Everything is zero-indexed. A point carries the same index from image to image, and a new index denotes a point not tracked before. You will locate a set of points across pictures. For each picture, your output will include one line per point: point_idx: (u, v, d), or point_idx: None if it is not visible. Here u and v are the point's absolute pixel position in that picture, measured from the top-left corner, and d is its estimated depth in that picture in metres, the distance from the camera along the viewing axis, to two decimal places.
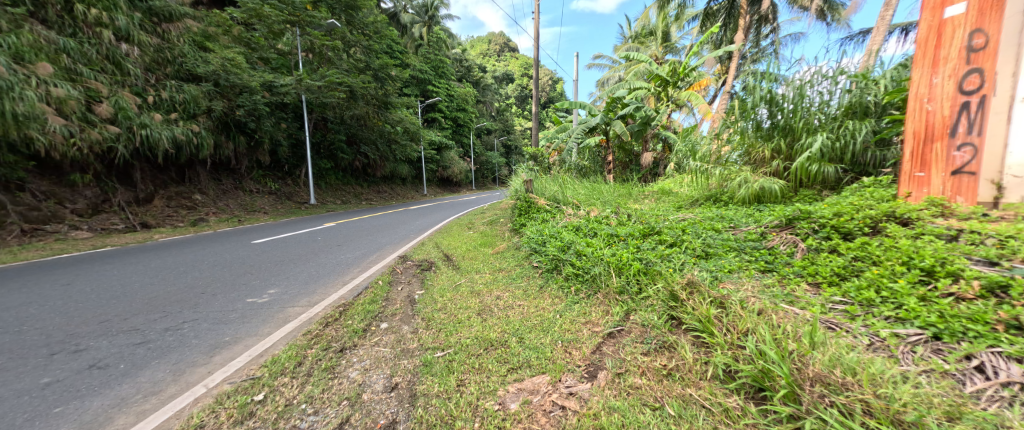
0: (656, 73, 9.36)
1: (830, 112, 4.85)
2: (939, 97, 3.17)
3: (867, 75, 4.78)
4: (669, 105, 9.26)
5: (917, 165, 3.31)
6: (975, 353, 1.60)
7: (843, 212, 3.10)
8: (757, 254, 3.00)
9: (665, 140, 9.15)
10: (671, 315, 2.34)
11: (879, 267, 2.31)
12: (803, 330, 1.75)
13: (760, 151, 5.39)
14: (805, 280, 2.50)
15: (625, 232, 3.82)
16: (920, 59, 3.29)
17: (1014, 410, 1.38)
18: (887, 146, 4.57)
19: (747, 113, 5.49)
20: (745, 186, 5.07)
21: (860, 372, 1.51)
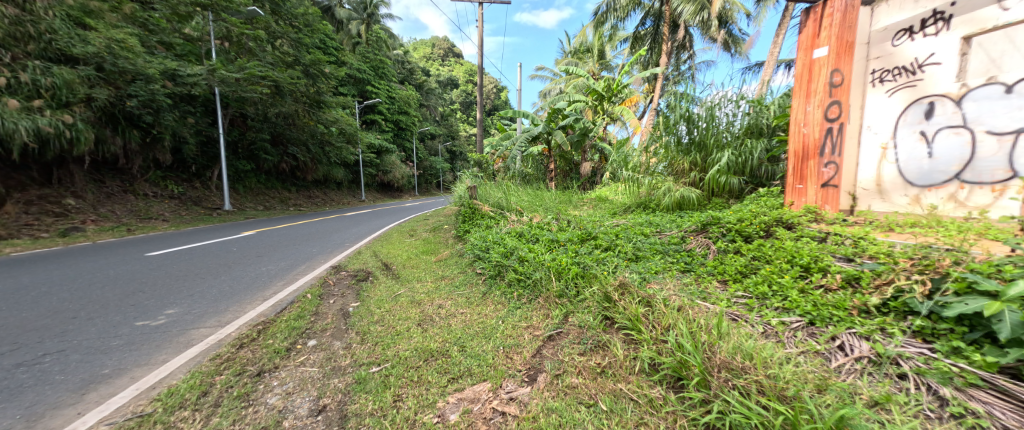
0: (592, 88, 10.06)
1: (735, 131, 5.62)
2: (811, 122, 3.86)
3: (761, 101, 5.64)
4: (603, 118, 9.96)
5: (798, 179, 3.98)
6: (838, 334, 1.97)
7: (743, 218, 3.58)
8: (678, 255, 3.36)
9: (602, 151, 9.74)
10: (605, 315, 2.50)
11: (771, 265, 2.72)
12: (714, 323, 1.98)
13: (681, 163, 5.98)
14: (716, 278, 2.84)
15: (565, 238, 4.00)
16: (798, 91, 4.00)
17: (862, 378, 1.71)
18: (776, 162, 5.40)
19: (670, 128, 6.13)
20: (668, 194, 5.61)
21: (755, 356, 1.73)
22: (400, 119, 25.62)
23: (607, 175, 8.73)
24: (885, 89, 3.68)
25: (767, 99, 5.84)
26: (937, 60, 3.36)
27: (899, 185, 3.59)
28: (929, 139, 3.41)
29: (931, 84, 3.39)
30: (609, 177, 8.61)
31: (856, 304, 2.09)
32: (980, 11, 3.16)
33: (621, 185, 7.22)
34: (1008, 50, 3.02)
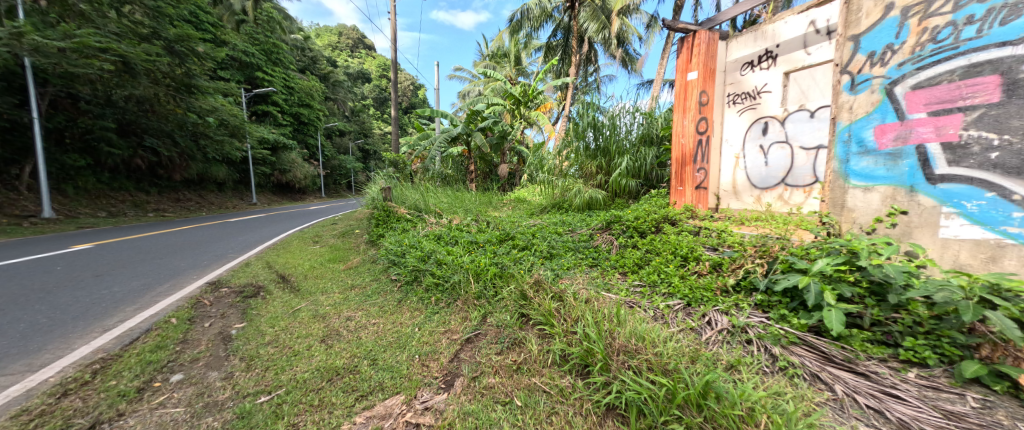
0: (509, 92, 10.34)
1: (632, 139, 6.32)
2: (687, 134, 4.60)
3: (653, 114, 6.45)
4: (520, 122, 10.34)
5: (679, 181, 4.69)
6: (707, 312, 2.43)
7: (639, 216, 4.05)
8: (587, 251, 3.66)
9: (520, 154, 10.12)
10: (521, 312, 2.59)
11: (660, 257, 3.14)
12: (612, 313, 2.20)
13: (589, 167, 6.50)
14: (618, 270, 3.18)
15: (484, 239, 4.03)
16: (678, 107, 4.71)
17: (723, 345, 2.14)
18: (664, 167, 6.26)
19: (580, 134, 6.62)
20: (579, 195, 6.06)
21: (646, 337, 1.97)
22: (301, 112, 22.99)
23: (524, 177, 9.06)
24: (737, 110, 4.64)
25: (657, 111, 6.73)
26: (768, 89, 4.30)
27: (748, 187, 4.54)
28: (766, 151, 4.35)
29: (765, 108, 4.33)
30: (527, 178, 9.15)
31: (719, 285, 2.59)
32: (793, 53, 4.07)
33: (537, 186, 7.57)
34: (811, 85, 3.96)
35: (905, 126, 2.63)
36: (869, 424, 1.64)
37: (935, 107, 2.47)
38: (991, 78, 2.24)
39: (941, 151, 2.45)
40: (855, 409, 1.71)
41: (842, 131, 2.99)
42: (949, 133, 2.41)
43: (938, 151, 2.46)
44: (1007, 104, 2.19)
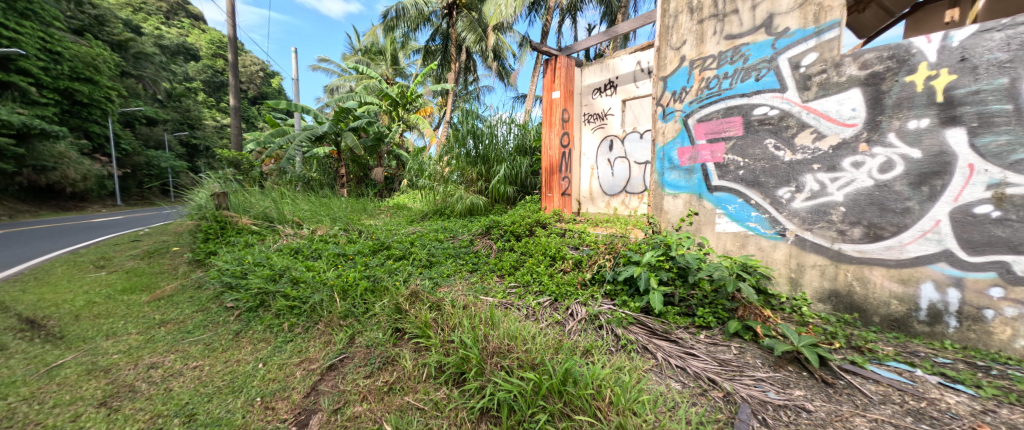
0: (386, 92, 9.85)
1: (509, 149, 6.69)
2: (553, 146, 5.13)
3: (527, 125, 6.95)
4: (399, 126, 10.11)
5: (548, 188, 5.20)
6: (571, 305, 2.74)
7: (515, 221, 4.27)
8: (467, 257, 3.69)
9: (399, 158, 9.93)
10: (396, 328, 2.39)
11: (533, 259, 3.40)
12: (487, 316, 2.24)
13: (469, 173, 6.57)
14: (496, 273, 3.31)
15: (353, 250, 3.64)
16: (545, 121, 5.21)
17: (581, 331, 2.44)
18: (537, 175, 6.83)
19: (460, 141, 6.64)
20: (460, 201, 6.09)
21: (517, 336, 2.07)
22: None
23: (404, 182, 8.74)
24: (591, 128, 5.42)
25: (533, 123, 7.31)
26: (612, 112, 5.14)
27: (601, 193, 5.33)
28: (612, 164, 5.17)
29: (610, 128, 5.18)
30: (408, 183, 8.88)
31: (580, 279, 3.01)
32: (627, 84, 4.93)
33: (418, 193, 7.34)
34: (640, 112, 4.88)
35: (695, 149, 3.42)
36: (678, 380, 2.02)
37: (710, 136, 3.30)
38: (736, 118, 3.12)
39: (714, 169, 3.28)
40: (669, 370, 2.10)
41: (658, 151, 3.72)
42: (718, 156, 3.25)
43: (713, 168, 3.29)
44: (745, 137, 3.08)
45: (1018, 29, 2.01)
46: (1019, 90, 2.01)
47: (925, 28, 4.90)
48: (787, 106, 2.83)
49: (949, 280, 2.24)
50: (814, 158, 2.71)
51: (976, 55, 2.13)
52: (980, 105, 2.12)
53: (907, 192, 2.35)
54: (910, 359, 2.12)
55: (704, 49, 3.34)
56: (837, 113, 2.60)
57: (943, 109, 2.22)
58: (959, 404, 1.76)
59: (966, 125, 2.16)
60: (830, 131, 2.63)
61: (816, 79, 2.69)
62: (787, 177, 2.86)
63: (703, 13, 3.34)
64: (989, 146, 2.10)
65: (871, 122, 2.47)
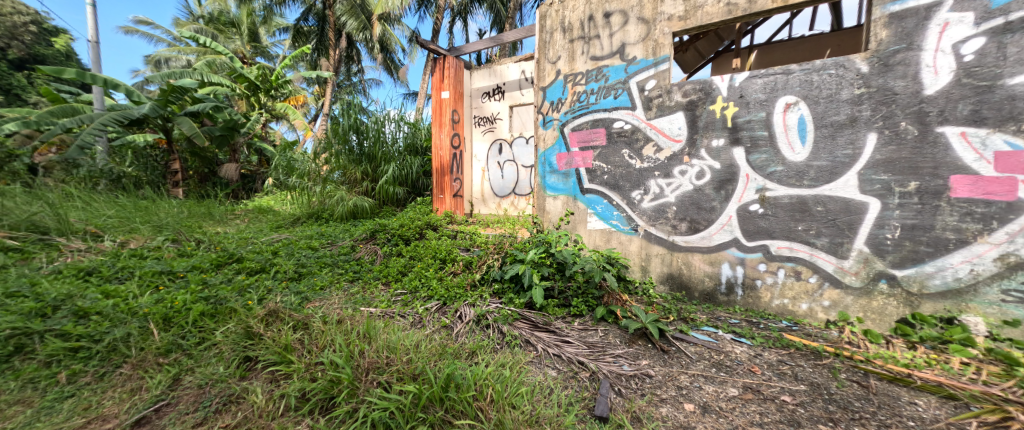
0: (241, 74, 8.38)
1: (399, 148, 6.35)
2: (444, 147, 5.07)
3: (417, 124, 6.71)
4: (262, 114, 8.75)
5: (440, 190, 5.13)
6: (459, 307, 2.73)
7: (403, 224, 4.08)
8: (347, 265, 3.41)
9: (261, 153, 8.68)
10: (246, 356, 2.00)
11: (421, 263, 3.32)
12: (362, 330, 2.08)
13: (352, 173, 5.99)
14: (380, 282, 3.12)
15: (186, 266, 2.94)
16: (435, 122, 5.11)
17: (467, 331, 2.47)
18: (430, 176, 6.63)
19: (341, 137, 6.01)
20: (341, 203, 5.53)
21: (398, 346, 1.98)
22: None
23: (271, 181, 7.68)
24: (481, 130, 5.52)
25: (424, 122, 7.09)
26: (500, 116, 5.34)
27: (492, 194, 5.49)
28: (501, 167, 5.37)
29: (499, 132, 5.37)
30: (274, 183, 7.67)
31: (469, 281, 3.03)
32: (513, 91, 5.19)
33: (288, 194, 6.44)
34: (525, 119, 5.20)
35: (570, 155, 3.79)
36: (554, 366, 2.20)
37: (581, 144, 3.70)
38: (601, 130, 3.57)
39: (585, 173, 3.69)
40: (547, 359, 2.27)
41: (540, 156, 4.01)
42: (588, 162, 3.67)
43: (584, 173, 3.70)
44: (608, 146, 3.55)
45: (770, 77, 2.78)
46: (772, 121, 2.79)
47: (723, 70, 6.47)
48: (636, 122, 3.37)
49: (737, 260, 2.99)
50: (655, 166, 3.29)
51: (749, 93, 2.86)
52: (751, 131, 2.86)
53: (713, 194, 3.04)
54: (715, 323, 2.76)
55: (575, 66, 3.71)
56: (669, 130, 3.20)
57: (732, 132, 2.94)
58: (742, 352, 2.36)
59: (745, 145, 2.89)
60: (665, 145, 3.23)
61: (655, 101, 3.25)
62: (638, 181, 3.40)
63: (573, 33, 3.71)
64: (756, 161, 2.86)
65: (690, 140, 3.12)
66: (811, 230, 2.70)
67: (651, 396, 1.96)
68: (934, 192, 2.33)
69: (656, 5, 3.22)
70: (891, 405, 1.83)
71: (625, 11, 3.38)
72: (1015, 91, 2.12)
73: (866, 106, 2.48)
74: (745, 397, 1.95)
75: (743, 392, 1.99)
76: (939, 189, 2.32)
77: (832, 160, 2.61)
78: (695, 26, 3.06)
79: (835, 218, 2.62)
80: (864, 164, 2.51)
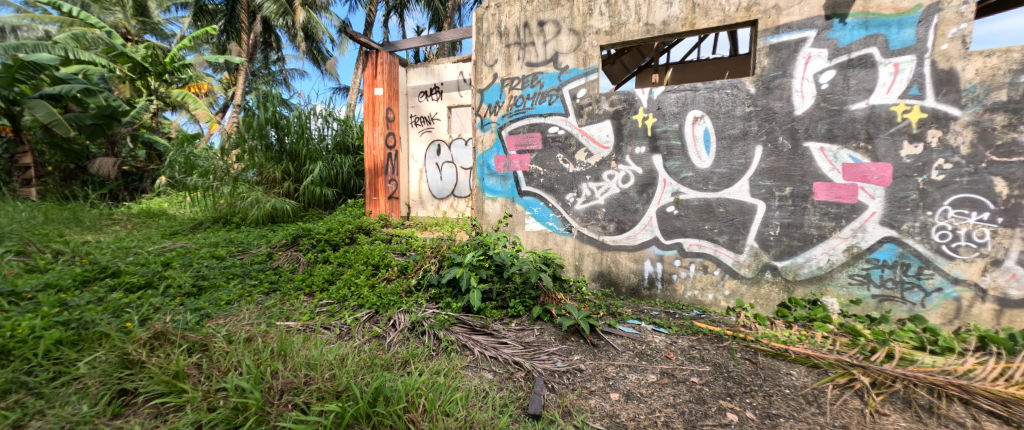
0: (125, 53, 7.12)
1: (327, 146, 5.89)
2: (377, 147, 4.80)
3: (348, 121, 6.29)
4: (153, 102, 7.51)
5: (373, 192, 4.84)
6: (393, 315, 2.60)
7: (331, 228, 3.80)
8: (262, 276, 3.07)
9: (153, 147, 7.43)
10: (122, 390, 1.68)
11: (351, 270, 3.11)
12: (275, 347, 1.90)
13: (270, 172, 5.40)
14: (302, 292, 2.87)
15: (40, 284, 2.39)
16: (367, 119, 4.81)
17: (399, 340, 2.37)
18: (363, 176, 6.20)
19: (256, 132, 5.40)
20: (256, 206, 4.96)
21: (318, 363, 1.83)
22: None
23: (166, 180, 6.61)
24: (418, 130, 5.36)
25: (355, 119, 6.67)
26: (438, 117, 5.23)
27: (430, 196, 5.35)
28: (440, 168, 5.26)
29: (436, 132, 5.26)
30: (169, 183, 6.61)
31: (403, 287, 2.91)
32: (451, 92, 5.13)
33: (188, 195, 5.60)
34: (463, 121, 5.17)
35: (507, 158, 3.84)
36: (490, 369, 2.21)
37: (518, 148, 3.77)
38: (537, 134, 3.68)
39: (522, 176, 3.77)
40: (483, 362, 2.27)
41: (479, 158, 4.00)
42: (524, 165, 3.75)
43: (521, 176, 3.78)
44: (543, 150, 3.66)
45: (681, 93, 3.10)
46: (683, 132, 3.12)
47: (645, 84, 7.15)
48: (568, 128, 3.53)
49: (657, 257, 3.28)
50: (587, 170, 3.49)
51: (665, 106, 3.17)
52: (667, 140, 3.17)
53: (636, 196, 3.31)
54: (639, 316, 3.00)
55: (511, 71, 3.78)
56: (598, 137, 3.41)
57: (651, 141, 3.23)
58: (661, 341, 2.60)
59: (662, 153, 3.20)
60: (595, 150, 3.44)
61: (586, 109, 3.44)
62: (571, 184, 3.56)
63: (509, 38, 3.78)
64: (671, 167, 3.17)
65: (616, 146, 3.35)
66: (715, 228, 3.07)
67: (581, 389, 2.06)
68: (804, 196, 2.80)
69: (585, 19, 3.41)
70: (774, 377, 2.16)
71: (557, 21, 3.53)
72: (855, 115, 2.64)
73: (754, 123, 2.90)
74: (662, 381, 2.15)
75: (660, 377, 2.19)
76: (807, 193, 2.79)
77: (730, 167, 3.00)
78: (620, 41, 3.30)
79: (733, 218, 3.01)
80: (754, 171, 2.92)
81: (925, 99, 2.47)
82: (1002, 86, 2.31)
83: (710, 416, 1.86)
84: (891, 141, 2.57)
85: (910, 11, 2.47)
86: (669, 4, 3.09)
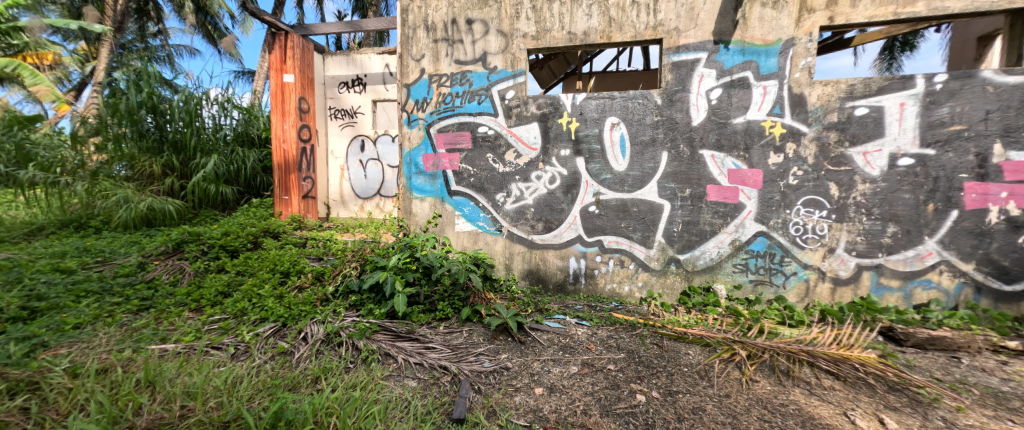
0: None
1: (224, 137, 5.13)
2: (289, 139, 4.26)
3: (251, 110, 5.55)
4: None
5: (284, 190, 4.27)
6: (304, 327, 2.34)
7: (227, 232, 3.30)
8: (130, 291, 2.53)
9: None
10: None
11: (252, 278, 2.73)
12: (140, 377, 1.58)
13: (145, 165, 4.50)
14: (186, 309, 2.44)
15: None
16: (274, 107, 4.23)
17: (310, 354, 2.13)
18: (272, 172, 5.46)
19: (126, 116, 4.47)
20: (123, 206, 4.10)
21: (200, 392, 1.57)
22: None
23: None
24: (339, 124, 4.94)
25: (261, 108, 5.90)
26: (362, 111, 4.88)
27: (353, 196, 4.98)
28: (364, 165, 4.92)
29: (359, 127, 4.90)
30: None
31: (318, 295, 2.65)
32: (376, 85, 4.83)
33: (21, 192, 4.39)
34: (388, 116, 4.91)
35: (437, 156, 3.72)
36: (415, 376, 2.11)
37: (448, 146, 3.68)
38: (466, 133, 3.63)
39: (452, 175, 3.69)
40: (407, 369, 2.15)
41: (405, 156, 3.80)
42: (454, 164, 3.68)
43: (451, 175, 3.69)
44: (473, 149, 3.63)
45: (601, 100, 3.31)
46: (603, 137, 3.34)
47: (571, 89, 7.56)
48: (497, 128, 3.55)
49: (581, 254, 3.47)
50: (516, 171, 3.54)
51: (586, 112, 3.35)
52: (588, 144, 3.37)
53: (562, 196, 3.46)
54: (564, 310, 3.14)
55: (439, 67, 3.67)
56: (526, 138, 3.49)
57: (575, 144, 3.40)
58: (583, 333, 2.75)
59: (584, 156, 3.39)
60: (524, 151, 3.51)
61: (514, 110, 3.49)
62: (501, 184, 3.59)
63: (436, 33, 3.66)
64: (593, 169, 3.38)
65: (544, 148, 3.46)
66: (630, 226, 3.35)
67: (507, 388, 2.08)
68: (699, 197, 3.20)
69: (512, 21, 3.46)
70: (675, 357, 2.42)
71: (485, 21, 3.53)
72: (737, 128, 3.09)
73: (661, 131, 3.23)
74: (582, 372, 2.27)
75: (581, 368, 2.31)
76: (702, 194, 3.19)
77: (642, 171, 3.29)
78: (545, 47, 3.42)
79: (645, 217, 3.32)
80: (662, 175, 3.25)
81: (785, 117, 2.99)
82: (834, 110, 2.90)
83: (622, 399, 2.02)
84: (763, 151, 3.06)
85: (774, 43, 2.97)
86: (588, 16, 3.29)
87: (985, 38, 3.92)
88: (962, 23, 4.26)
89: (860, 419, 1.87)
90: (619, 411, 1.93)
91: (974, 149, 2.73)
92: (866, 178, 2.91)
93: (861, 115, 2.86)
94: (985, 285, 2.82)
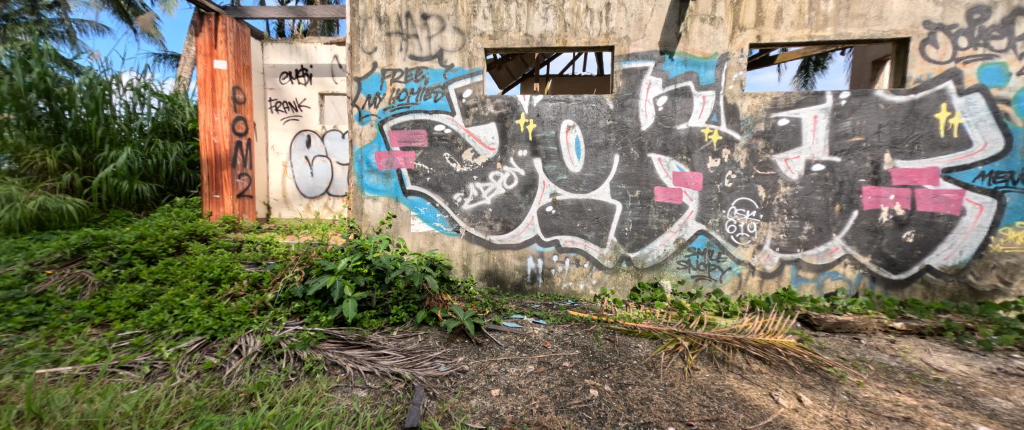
0: None
1: (139, 128, 4.55)
2: (220, 132, 3.86)
3: (174, 98, 4.99)
4: None
5: (214, 188, 3.85)
6: (237, 339, 2.12)
7: (143, 236, 2.91)
8: (13, 306, 2.14)
9: None
10: None
11: (175, 287, 2.43)
12: (23, 409, 1.34)
13: (35, 158, 3.84)
14: (88, 324, 2.11)
15: None
16: (202, 96, 3.79)
17: (243, 369, 1.94)
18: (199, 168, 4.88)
19: (10, 100, 3.82)
20: (5, 205, 3.45)
21: (101, 421, 1.36)
22: None
23: None
24: (280, 117, 4.57)
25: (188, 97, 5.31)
26: (307, 104, 4.57)
27: (297, 195, 4.62)
28: (310, 163, 4.60)
29: (303, 121, 4.57)
30: None
31: (255, 304, 2.43)
32: (323, 77, 4.54)
33: None
34: (336, 110, 4.64)
35: (390, 154, 3.57)
36: (365, 385, 2.00)
37: (402, 144, 3.54)
38: (422, 131, 3.52)
39: (407, 174, 3.56)
40: (357, 378, 2.03)
41: (356, 153, 3.60)
42: (409, 163, 3.55)
43: (406, 174, 3.56)
44: (429, 148, 3.53)
45: (557, 102, 3.38)
46: (559, 138, 3.41)
47: (528, 91, 7.64)
48: (454, 127, 3.48)
49: (538, 254, 3.52)
50: (473, 171, 3.50)
51: (543, 114, 3.41)
52: (545, 145, 3.42)
53: (520, 197, 3.48)
54: (522, 310, 3.16)
55: (393, 61, 3.52)
56: (484, 138, 3.46)
57: (532, 145, 3.43)
58: (540, 332, 2.78)
59: (541, 157, 3.44)
60: (481, 151, 3.48)
61: (472, 109, 3.45)
62: (458, 184, 3.53)
63: (389, 26, 3.50)
64: (549, 170, 3.44)
65: (501, 148, 3.46)
66: (585, 226, 3.46)
67: (463, 391, 2.05)
68: (648, 198, 3.38)
69: (469, 19, 3.41)
70: (626, 351, 2.54)
71: (441, 17, 3.44)
72: (680, 134, 3.31)
73: (613, 135, 3.37)
74: (538, 370, 2.30)
75: (537, 366, 2.34)
76: (650, 196, 3.38)
77: (595, 172, 3.41)
78: (502, 47, 3.41)
79: (598, 217, 3.44)
80: (614, 176, 3.39)
81: (721, 125, 3.26)
82: (762, 120, 3.21)
83: (577, 395, 2.07)
84: (703, 156, 3.31)
85: (712, 56, 3.22)
86: (545, 19, 3.34)
87: (879, 61, 4.59)
88: (861, 48, 4.95)
89: (783, 398, 2.08)
90: (573, 407, 1.97)
91: (871, 158, 3.16)
92: (788, 182, 3.25)
93: (784, 125, 3.20)
94: (878, 275, 3.27)
